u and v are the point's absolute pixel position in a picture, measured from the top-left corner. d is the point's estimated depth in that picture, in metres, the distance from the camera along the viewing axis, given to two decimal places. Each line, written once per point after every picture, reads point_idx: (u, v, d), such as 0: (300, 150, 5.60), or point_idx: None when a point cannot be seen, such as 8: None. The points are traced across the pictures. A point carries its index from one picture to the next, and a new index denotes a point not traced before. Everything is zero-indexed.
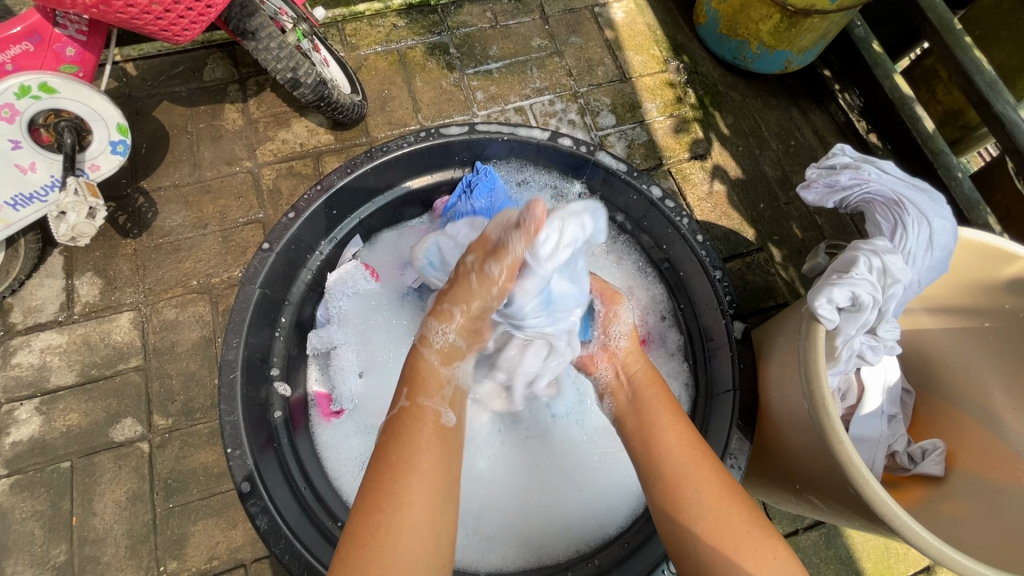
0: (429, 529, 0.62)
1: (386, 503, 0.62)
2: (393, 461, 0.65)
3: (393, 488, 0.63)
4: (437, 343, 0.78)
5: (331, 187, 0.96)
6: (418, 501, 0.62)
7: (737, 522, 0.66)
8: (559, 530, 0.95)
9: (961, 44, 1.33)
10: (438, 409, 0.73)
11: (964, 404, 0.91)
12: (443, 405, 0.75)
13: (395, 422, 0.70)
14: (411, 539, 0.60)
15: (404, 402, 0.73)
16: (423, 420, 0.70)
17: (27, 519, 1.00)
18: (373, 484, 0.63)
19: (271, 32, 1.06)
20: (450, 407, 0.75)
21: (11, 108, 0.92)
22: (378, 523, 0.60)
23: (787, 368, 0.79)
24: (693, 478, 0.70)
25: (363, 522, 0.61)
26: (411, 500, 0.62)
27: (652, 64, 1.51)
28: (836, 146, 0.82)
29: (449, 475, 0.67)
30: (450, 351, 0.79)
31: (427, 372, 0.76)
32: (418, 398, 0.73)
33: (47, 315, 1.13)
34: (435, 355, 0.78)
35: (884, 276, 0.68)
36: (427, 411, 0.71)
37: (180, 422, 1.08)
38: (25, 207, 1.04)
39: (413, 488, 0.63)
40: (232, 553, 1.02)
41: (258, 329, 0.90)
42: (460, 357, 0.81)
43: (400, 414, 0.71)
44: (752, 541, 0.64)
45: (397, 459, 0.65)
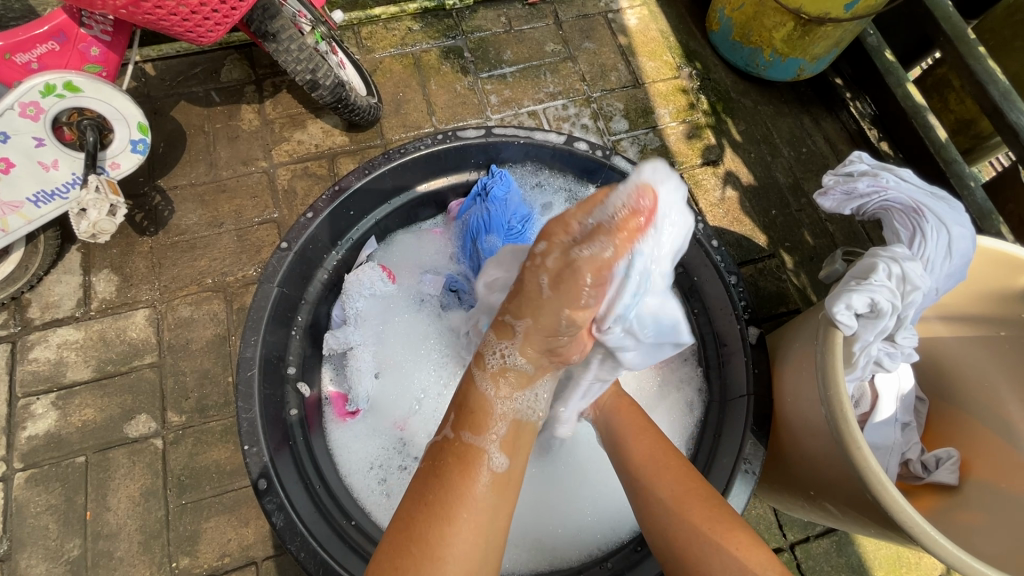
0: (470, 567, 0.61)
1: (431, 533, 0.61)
2: (440, 506, 0.63)
3: (436, 533, 0.61)
4: (490, 365, 0.72)
5: (349, 188, 0.97)
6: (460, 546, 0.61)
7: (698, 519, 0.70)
8: (571, 532, 0.95)
9: (975, 54, 1.33)
10: (487, 450, 0.68)
11: (979, 413, 0.90)
12: (493, 446, 0.69)
13: (446, 462, 0.66)
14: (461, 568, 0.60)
15: (449, 433, 0.70)
16: (472, 463, 0.66)
17: (42, 513, 1.01)
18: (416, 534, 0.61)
19: (292, 35, 1.07)
20: (502, 448, 0.69)
21: (36, 106, 0.94)
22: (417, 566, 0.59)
23: (802, 374, 0.79)
24: (660, 476, 0.75)
25: (407, 547, 0.61)
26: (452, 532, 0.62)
27: (665, 70, 1.52)
28: (853, 153, 0.82)
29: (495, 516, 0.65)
30: (507, 380, 0.72)
31: (479, 402, 0.71)
32: (465, 434, 0.69)
33: (64, 311, 1.14)
34: (490, 383, 0.72)
35: (903, 283, 0.68)
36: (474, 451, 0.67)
37: (194, 418, 1.09)
38: (46, 204, 1.05)
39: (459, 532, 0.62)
40: (243, 550, 1.02)
41: (275, 328, 0.90)
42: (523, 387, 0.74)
43: (444, 450, 0.68)
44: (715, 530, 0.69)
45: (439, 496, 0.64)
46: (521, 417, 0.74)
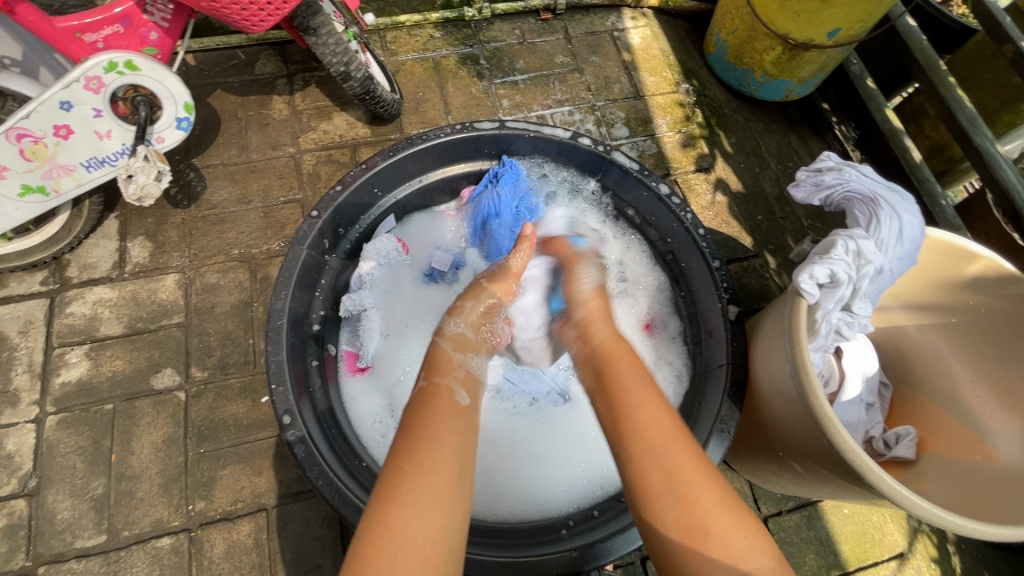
0: (445, 486, 0.66)
1: (408, 467, 0.67)
2: (418, 433, 0.71)
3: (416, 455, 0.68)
4: (449, 331, 0.90)
5: (375, 167, 1.07)
6: (436, 467, 0.67)
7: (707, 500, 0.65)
8: (561, 487, 1.03)
9: (945, 83, 1.46)
10: (452, 387, 0.79)
11: (934, 394, 1.00)
12: (457, 385, 0.80)
13: (418, 401, 0.77)
14: (432, 497, 0.64)
15: (423, 381, 0.80)
16: (440, 396, 0.77)
17: (71, 453, 1.09)
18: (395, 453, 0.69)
19: (330, 30, 1.19)
20: (464, 388, 0.80)
21: (99, 80, 1.05)
22: (402, 485, 0.65)
23: (773, 343, 0.88)
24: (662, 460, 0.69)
25: (387, 488, 0.65)
26: (429, 464, 0.67)
27: (665, 85, 1.64)
28: (824, 153, 0.93)
29: (462, 443, 0.72)
30: (461, 340, 0.90)
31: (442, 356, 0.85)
32: (434, 379, 0.81)
33: (100, 271, 1.23)
34: (447, 343, 0.88)
35: (859, 258, 0.79)
36: (442, 387, 0.78)
37: (215, 375, 1.18)
38: (96, 170, 1.15)
39: (433, 457, 0.68)
40: (255, 497, 1.09)
41: (302, 287, 1.00)
42: (473, 349, 0.90)
43: (419, 394, 0.78)
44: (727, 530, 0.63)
45: (419, 431, 0.71)
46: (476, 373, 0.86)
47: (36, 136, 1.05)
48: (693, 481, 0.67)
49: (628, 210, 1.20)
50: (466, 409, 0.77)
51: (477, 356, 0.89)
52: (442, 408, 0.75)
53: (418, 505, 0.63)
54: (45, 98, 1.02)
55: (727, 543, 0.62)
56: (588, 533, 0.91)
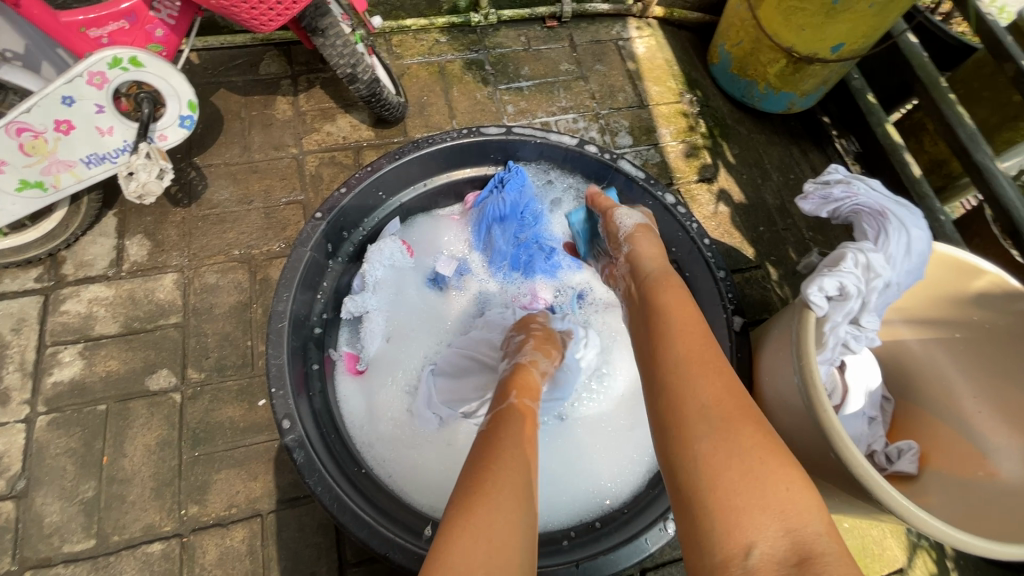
0: (524, 485, 0.63)
1: (492, 462, 0.64)
2: (499, 437, 0.70)
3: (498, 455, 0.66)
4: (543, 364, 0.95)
5: (380, 170, 1.07)
6: (519, 464, 0.65)
7: (749, 442, 0.58)
8: (562, 499, 1.01)
9: (946, 99, 1.47)
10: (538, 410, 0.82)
11: (936, 409, 1.00)
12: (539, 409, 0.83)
13: (504, 413, 0.78)
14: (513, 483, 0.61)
15: (511, 400, 0.82)
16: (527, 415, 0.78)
17: (61, 454, 1.06)
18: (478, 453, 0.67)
19: (338, 32, 1.18)
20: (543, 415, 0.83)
21: (102, 76, 1.03)
22: (483, 476, 0.62)
23: (780, 355, 0.88)
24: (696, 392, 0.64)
25: (470, 480, 0.62)
26: (510, 461, 0.65)
27: (669, 95, 1.65)
28: (831, 166, 0.94)
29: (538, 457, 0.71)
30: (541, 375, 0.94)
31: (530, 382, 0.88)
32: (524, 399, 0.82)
33: (97, 269, 1.21)
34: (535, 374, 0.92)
35: (868, 271, 0.79)
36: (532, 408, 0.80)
37: (212, 377, 1.16)
38: (96, 166, 1.13)
39: (512, 457, 0.66)
40: (250, 503, 1.07)
41: (304, 289, 0.99)
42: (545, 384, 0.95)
43: (508, 409, 0.79)
44: (769, 478, 0.55)
45: (499, 436, 0.70)
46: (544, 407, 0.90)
47: (36, 131, 1.03)
48: (721, 411, 0.61)
49: None
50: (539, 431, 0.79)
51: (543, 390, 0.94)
52: (520, 421, 0.75)
53: (500, 491, 0.60)
54: (46, 92, 1.00)
55: (763, 494, 0.54)
56: (591, 545, 0.90)
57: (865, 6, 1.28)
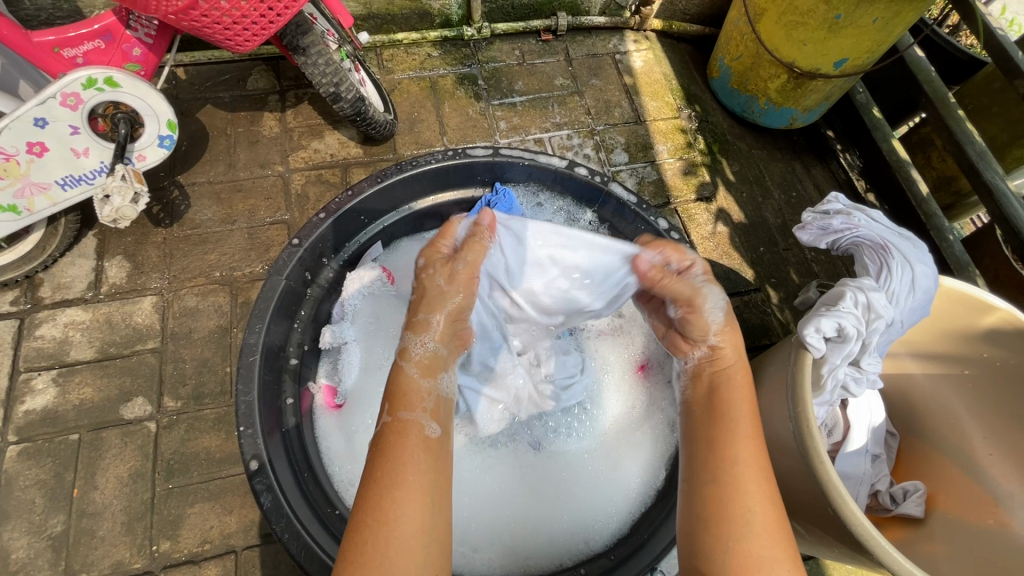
0: (417, 540, 0.61)
1: (373, 518, 0.61)
2: (379, 478, 0.64)
3: (376, 504, 0.62)
4: (415, 354, 0.78)
5: (361, 194, 1.03)
6: (403, 515, 0.61)
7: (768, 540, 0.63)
8: (543, 541, 0.99)
9: (954, 116, 1.42)
10: (421, 421, 0.71)
11: (944, 449, 0.94)
12: (426, 417, 0.72)
13: (381, 440, 0.68)
14: (402, 546, 0.59)
15: (386, 417, 0.71)
16: (408, 434, 0.68)
17: (30, 486, 1.03)
18: (355, 503, 0.63)
19: (321, 50, 1.15)
20: (435, 418, 0.72)
21: (76, 97, 1.00)
22: (364, 539, 0.60)
23: (775, 396, 0.82)
24: (737, 480, 0.67)
25: (352, 544, 0.60)
26: (395, 515, 0.61)
27: (666, 110, 1.61)
28: (830, 194, 0.90)
29: (439, 483, 0.66)
30: (430, 363, 0.78)
31: (406, 382, 0.75)
32: (399, 414, 0.71)
33: (75, 292, 1.18)
34: (415, 367, 0.77)
35: (869, 311, 0.74)
36: (410, 424, 0.69)
37: (189, 405, 1.12)
38: (73, 188, 1.11)
39: (401, 503, 0.62)
40: (224, 538, 1.03)
41: (279, 319, 0.95)
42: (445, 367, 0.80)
43: (381, 432, 0.69)
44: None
45: (382, 476, 0.64)
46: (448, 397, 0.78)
47: (8, 153, 1.00)
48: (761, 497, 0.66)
49: (626, 243, 1.15)
50: (437, 442, 0.70)
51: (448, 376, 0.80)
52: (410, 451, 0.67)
53: (388, 559, 0.58)
54: (18, 115, 0.97)
55: None
56: None
57: (868, 21, 1.23)
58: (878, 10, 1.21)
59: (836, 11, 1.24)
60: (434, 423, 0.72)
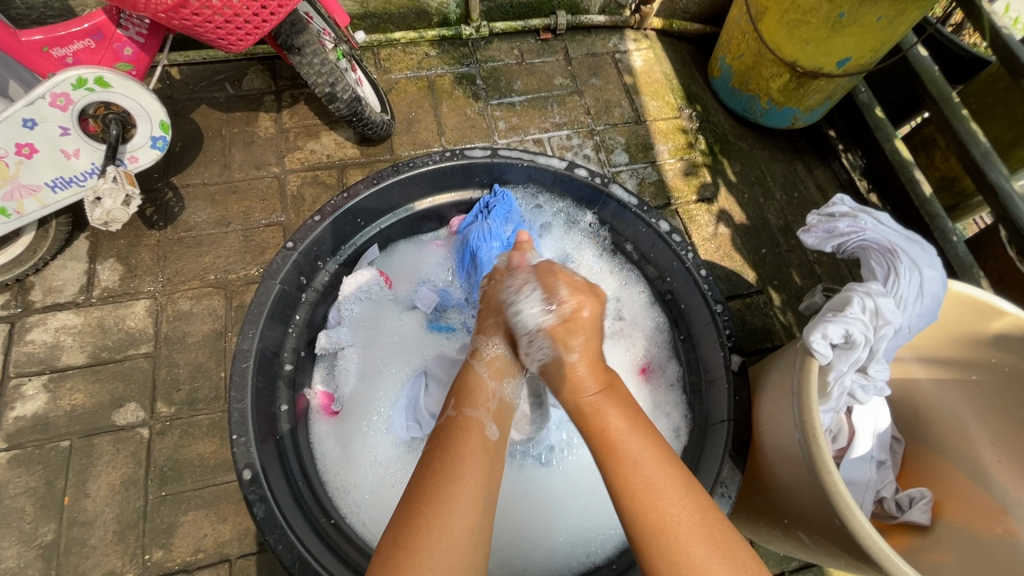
0: (467, 538, 0.59)
1: (428, 507, 0.59)
2: (440, 468, 0.63)
3: (435, 492, 0.61)
4: (486, 354, 0.81)
5: (357, 196, 1.01)
6: (461, 509, 0.60)
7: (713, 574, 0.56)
8: (543, 553, 0.98)
9: (958, 116, 1.40)
10: (483, 421, 0.71)
11: (951, 455, 0.93)
12: (488, 419, 0.72)
13: (445, 431, 0.69)
14: (453, 540, 0.58)
15: (450, 412, 0.72)
16: (470, 431, 0.69)
17: (20, 494, 1.01)
18: (412, 493, 0.61)
19: (316, 49, 1.13)
20: (495, 421, 0.73)
21: (66, 97, 0.98)
22: (420, 528, 0.58)
23: (780, 403, 0.81)
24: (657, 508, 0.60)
25: (402, 534, 0.58)
26: (453, 507, 0.60)
27: (667, 110, 1.59)
28: (836, 196, 0.88)
29: (490, 487, 0.64)
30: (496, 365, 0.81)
31: (475, 382, 0.77)
32: (465, 410, 0.72)
33: (66, 296, 1.16)
34: (483, 367, 0.80)
35: (876, 317, 0.73)
36: (472, 421, 0.70)
37: (182, 411, 1.10)
38: (62, 190, 1.09)
39: (458, 498, 0.61)
40: (218, 547, 1.02)
41: (273, 324, 0.93)
42: (509, 373, 0.81)
43: (447, 424, 0.70)
44: None
45: (443, 467, 0.63)
46: (506, 402, 0.78)
47: None
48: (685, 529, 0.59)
49: (627, 245, 1.13)
50: (495, 446, 0.70)
51: (512, 382, 0.82)
52: (473, 447, 0.67)
53: (438, 550, 0.56)
54: (6, 116, 0.95)
55: None
56: None
57: (872, 19, 1.22)
58: (881, 8, 1.19)
59: (839, 9, 1.23)
60: (492, 426, 0.72)
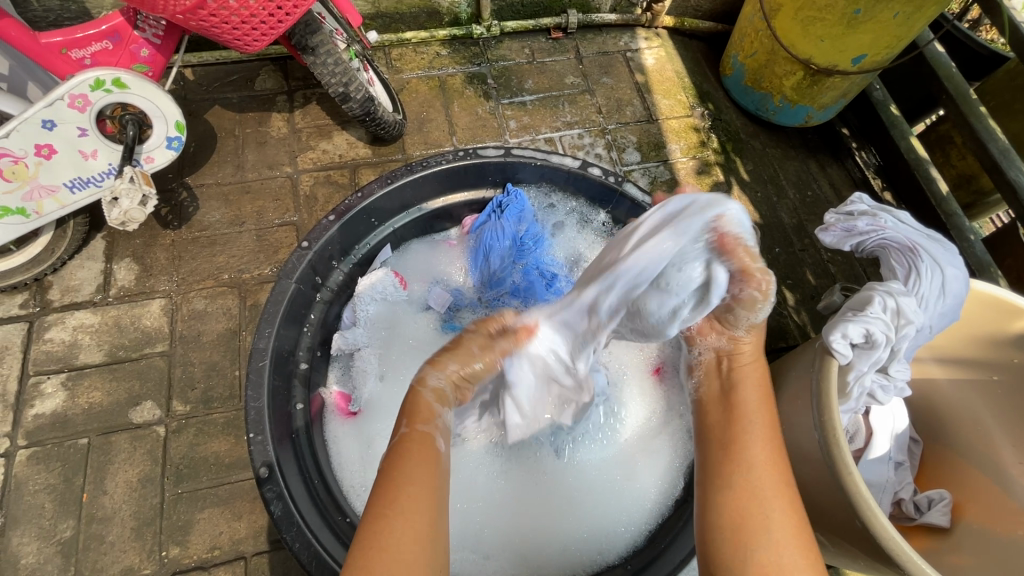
0: (423, 537, 0.59)
1: (385, 510, 0.60)
2: (393, 475, 0.63)
3: (391, 499, 0.61)
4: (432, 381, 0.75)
5: (371, 196, 1.02)
6: (418, 512, 0.61)
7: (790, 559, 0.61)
8: (556, 551, 0.98)
9: (976, 113, 1.38)
10: (433, 434, 0.70)
11: (972, 458, 0.91)
12: (438, 432, 0.71)
13: (393, 441, 0.68)
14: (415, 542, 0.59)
15: (402, 429, 0.70)
16: (418, 440, 0.68)
17: (40, 491, 1.02)
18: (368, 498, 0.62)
19: (329, 49, 1.13)
20: (445, 435, 0.71)
21: (84, 98, 0.99)
22: (379, 530, 0.59)
23: (798, 402, 0.80)
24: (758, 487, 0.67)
25: (360, 543, 0.58)
26: (406, 508, 0.60)
27: (679, 108, 1.58)
28: (854, 194, 0.87)
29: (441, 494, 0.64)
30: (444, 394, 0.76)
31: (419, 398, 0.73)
32: (416, 426, 0.70)
33: (84, 295, 1.18)
34: (430, 393, 0.75)
35: (898, 317, 0.73)
36: (423, 435, 0.68)
37: (198, 409, 1.11)
38: (80, 190, 1.10)
39: (411, 500, 0.61)
40: (233, 544, 1.02)
41: (288, 324, 0.93)
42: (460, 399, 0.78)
43: (397, 441, 0.68)
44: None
45: (394, 475, 0.63)
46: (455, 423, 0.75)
47: (16, 156, 1.00)
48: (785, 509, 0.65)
49: None
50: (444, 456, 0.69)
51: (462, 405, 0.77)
52: (420, 453, 0.66)
53: (395, 553, 0.57)
54: (26, 117, 0.96)
55: None
56: None
57: (888, 15, 1.20)
58: (898, 4, 1.17)
59: (855, 5, 1.21)
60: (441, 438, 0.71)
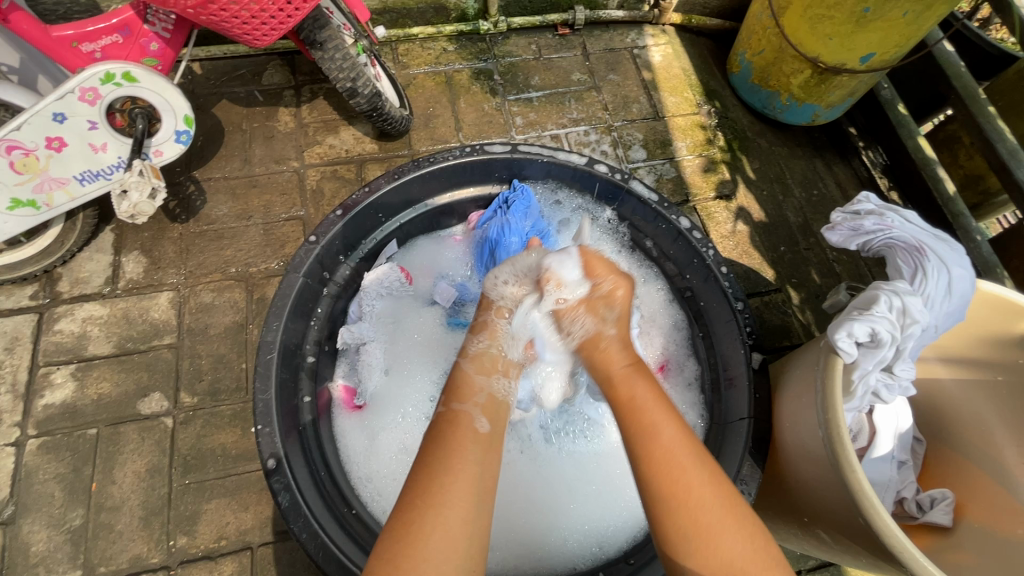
0: (462, 529, 0.63)
1: (424, 501, 0.64)
2: (433, 466, 0.67)
3: (432, 490, 0.65)
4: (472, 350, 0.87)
5: (378, 190, 1.02)
6: (454, 501, 0.64)
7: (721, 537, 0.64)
8: (558, 542, 0.98)
9: (985, 112, 1.37)
10: (472, 413, 0.76)
11: (976, 458, 0.91)
12: (477, 411, 0.77)
13: (436, 427, 0.74)
14: (448, 538, 0.61)
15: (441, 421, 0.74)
16: (460, 424, 0.74)
17: (49, 480, 1.03)
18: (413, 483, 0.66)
19: (338, 44, 1.14)
20: (484, 415, 0.77)
21: (95, 92, 1.00)
22: (415, 521, 0.62)
23: (803, 401, 0.80)
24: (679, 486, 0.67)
25: (397, 532, 0.62)
26: (446, 500, 0.64)
27: (685, 106, 1.57)
28: (861, 193, 0.87)
29: (482, 479, 0.68)
30: (484, 362, 0.86)
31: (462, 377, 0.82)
32: (453, 404, 0.77)
33: (92, 287, 1.19)
34: (470, 363, 0.85)
35: (903, 316, 0.73)
36: (461, 414, 0.74)
37: (205, 401, 1.12)
38: (91, 183, 1.11)
39: (451, 490, 0.65)
40: (240, 535, 1.03)
41: (295, 318, 0.94)
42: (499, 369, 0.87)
43: (439, 418, 0.75)
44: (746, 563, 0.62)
45: (437, 462, 0.68)
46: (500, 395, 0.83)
47: (27, 149, 1.01)
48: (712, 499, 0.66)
49: (646, 241, 1.13)
50: (486, 437, 0.73)
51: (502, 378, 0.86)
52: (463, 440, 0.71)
53: (434, 541, 0.61)
54: (37, 110, 0.97)
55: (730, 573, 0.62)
56: None
57: (897, 14, 1.20)
58: (908, 3, 1.17)
59: (864, 4, 1.21)
60: (483, 420, 0.76)
